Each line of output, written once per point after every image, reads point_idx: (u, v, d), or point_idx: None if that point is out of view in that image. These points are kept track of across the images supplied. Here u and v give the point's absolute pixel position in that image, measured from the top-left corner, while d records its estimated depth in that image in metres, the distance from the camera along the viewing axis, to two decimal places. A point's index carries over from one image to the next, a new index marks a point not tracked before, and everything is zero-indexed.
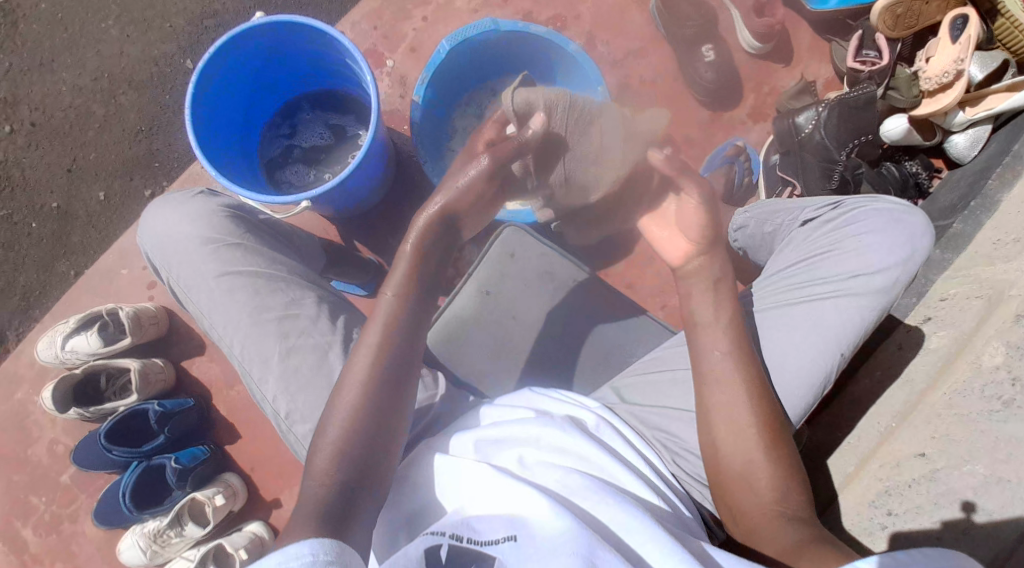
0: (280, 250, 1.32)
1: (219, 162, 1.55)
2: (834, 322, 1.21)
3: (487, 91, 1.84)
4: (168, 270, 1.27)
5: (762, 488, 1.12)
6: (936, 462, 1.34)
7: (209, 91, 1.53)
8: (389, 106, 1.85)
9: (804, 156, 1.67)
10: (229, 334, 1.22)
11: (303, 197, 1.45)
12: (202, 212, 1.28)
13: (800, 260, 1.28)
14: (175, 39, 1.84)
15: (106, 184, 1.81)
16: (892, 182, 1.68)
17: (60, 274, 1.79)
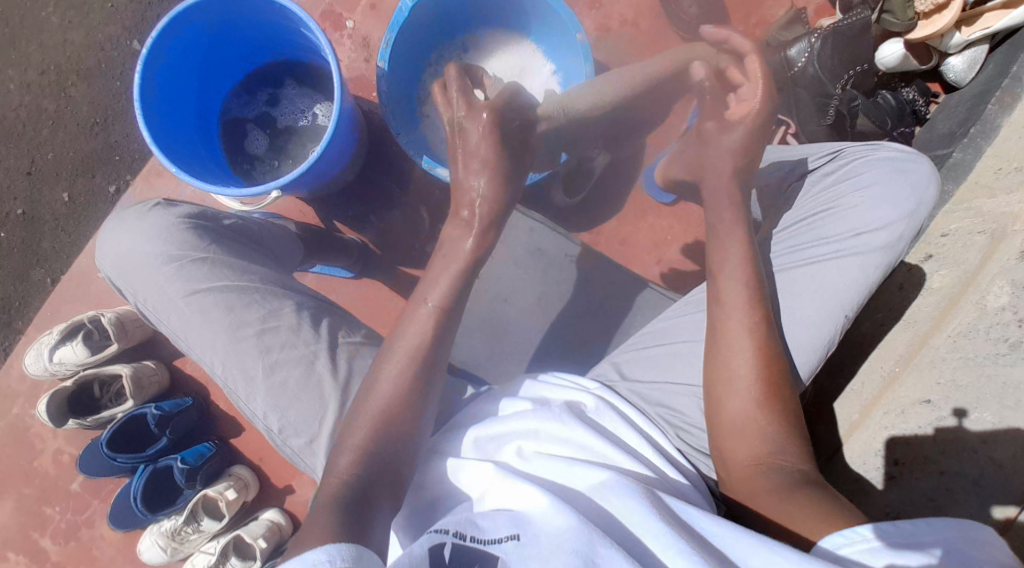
0: (249, 258, 1.27)
1: (178, 154, 1.47)
2: (837, 283, 1.15)
3: (456, 46, 1.72)
4: (134, 295, 1.22)
5: (753, 445, 1.10)
6: (942, 409, 1.33)
7: (157, 75, 1.43)
8: (353, 71, 1.73)
9: (798, 92, 1.65)
10: (207, 355, 1.19)
11: (271, 186, 1.40)
12: (161, 227, 1.22)
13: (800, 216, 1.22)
14: (119, 21, 1.75)
15: (69, 184, 1.74)
16: (889, 111, 1.62)
17: (36, 282, 1.73)
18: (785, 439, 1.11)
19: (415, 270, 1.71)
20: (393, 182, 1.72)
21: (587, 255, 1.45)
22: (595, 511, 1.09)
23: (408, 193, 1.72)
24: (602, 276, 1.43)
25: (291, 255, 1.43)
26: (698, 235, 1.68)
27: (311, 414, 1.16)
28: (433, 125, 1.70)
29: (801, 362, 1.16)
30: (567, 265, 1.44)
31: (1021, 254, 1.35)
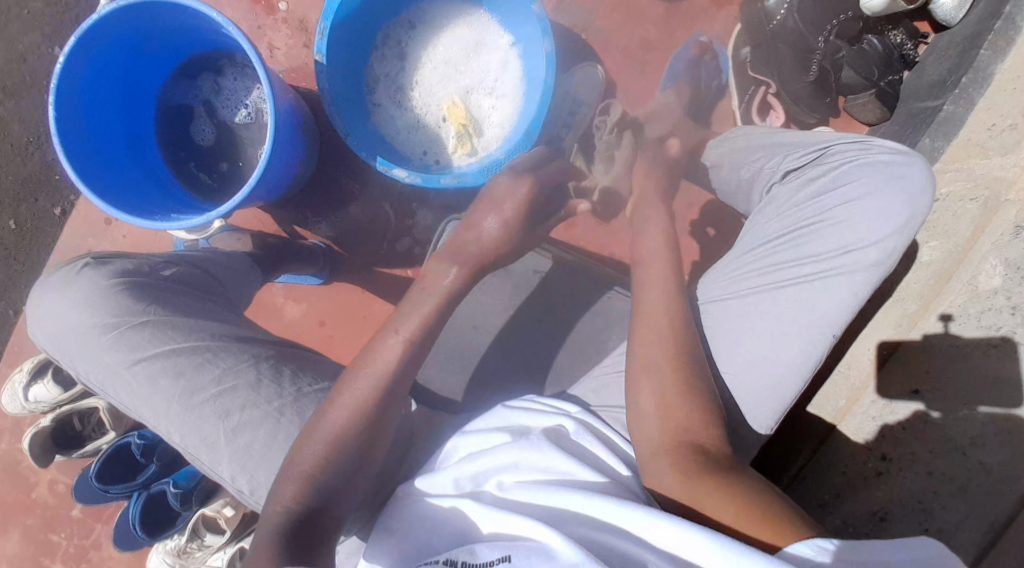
0: (194, 310, 1.21)
1: (102, 183, 1.32)
2: (825, 307, 1.09)
3: (403, 23, 1.56)
4: (77, 369, 1.16)
5: (677, 420, 1.08)
6: (931, 403, 1.29)
7: (79, 95, 1.30)
8: (293, 60, 1.58)
9: (778, 46, 1.53)
10: (163, 422, 1.14)
11: (214, 215, 1.28)
12: (92, 295, 1.15)
13: (783, 230, 1.13)
14: (37, 27, 1.61)
15: (14, 212, 1.65)
16: (873, 58, 1.50)
17: (0, 315, 1.68)
18: (708, 422, 1.08)
19: (384, 270, 1.63)
20: (353, 179, 1.62)
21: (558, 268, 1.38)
22: (585, 528, 1.01)
23: (368, 189, 1.62)
24: (532, 263, 1.38)
25: (246, 282, 1.37)
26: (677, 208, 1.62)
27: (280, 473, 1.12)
28: (386, 115, 1.56)
29: (788, 389, 1.10)
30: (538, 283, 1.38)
31: (1015, 229, 1.27)
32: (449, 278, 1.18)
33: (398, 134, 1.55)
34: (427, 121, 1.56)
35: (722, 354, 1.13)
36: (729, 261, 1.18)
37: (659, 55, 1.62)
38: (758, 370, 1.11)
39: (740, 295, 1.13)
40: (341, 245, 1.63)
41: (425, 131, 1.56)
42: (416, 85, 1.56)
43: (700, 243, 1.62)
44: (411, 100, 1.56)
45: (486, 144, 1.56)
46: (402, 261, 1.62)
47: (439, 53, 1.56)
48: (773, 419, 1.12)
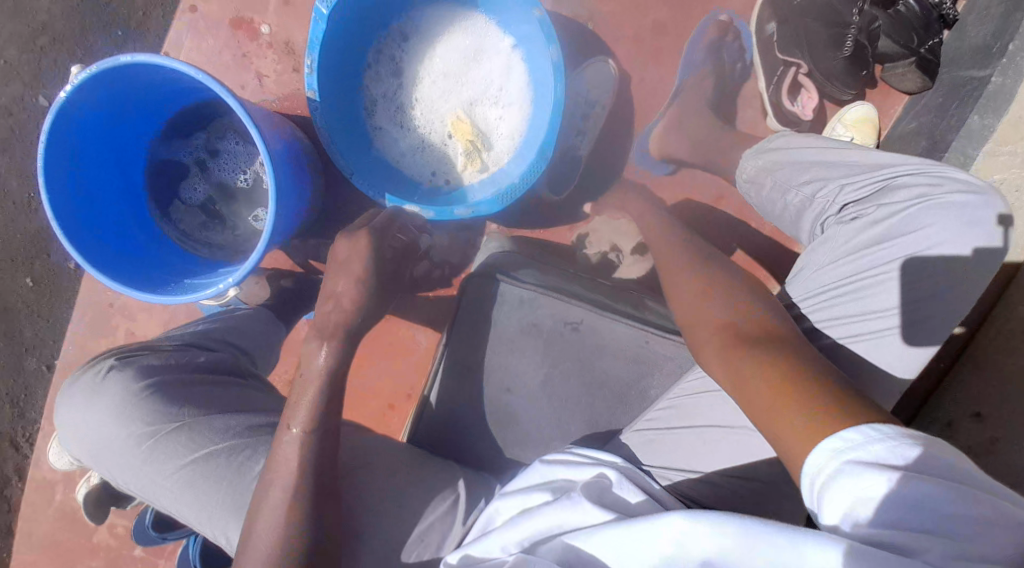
0: (227, 401, 1.11)
1: (103, 258, 1.22)
2: (895, 362, 1.03)
3: (395, 37, 1.46)
4: (117, 477, 1.09)
5: (714, 307, 1.05)
6: (995, 431, 1.26)
7: (71, 162, 1.20)
8: (287, 87, 1.46)
9: (805, 23, 1.42)
10: (210, 526, 1.07)
11: (226, 285, 1.22)
12: (119, 403, 1.06)
13: (846, 278, 1.05)
14: (16, 76, 1.54)
15: (29, 268, 1.63)
16: (912, 20, 1.37)
17: (34, 371, 1.68)
18: (751, 303, 1.04)
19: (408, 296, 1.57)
20: (363, 204, 1.54)
21: (586, 314, 1.14)
22: None
23: None
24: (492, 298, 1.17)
25: (266, 338, 1.28)
26: (708, 202, 1.53)
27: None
28: (389, 138, 1.47)
29: None
30: (568, 337, 1.14)
31: None
32: (323, 357, 1.07)
33: (404, 158, 1.47)
34: (433, 140, 1.47)
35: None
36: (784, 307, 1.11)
37: (672, 38, 1.49)
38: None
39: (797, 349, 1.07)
40: None
41: (433, 151, 1.48)
42: (416, 102, 1.47)
43: (735, 236, 1.53)
44: (413, 119, 1.47)
45: (498, 158, 1.47)
46: (425, 284, 1.57)
47: (437, 65, 1.46)
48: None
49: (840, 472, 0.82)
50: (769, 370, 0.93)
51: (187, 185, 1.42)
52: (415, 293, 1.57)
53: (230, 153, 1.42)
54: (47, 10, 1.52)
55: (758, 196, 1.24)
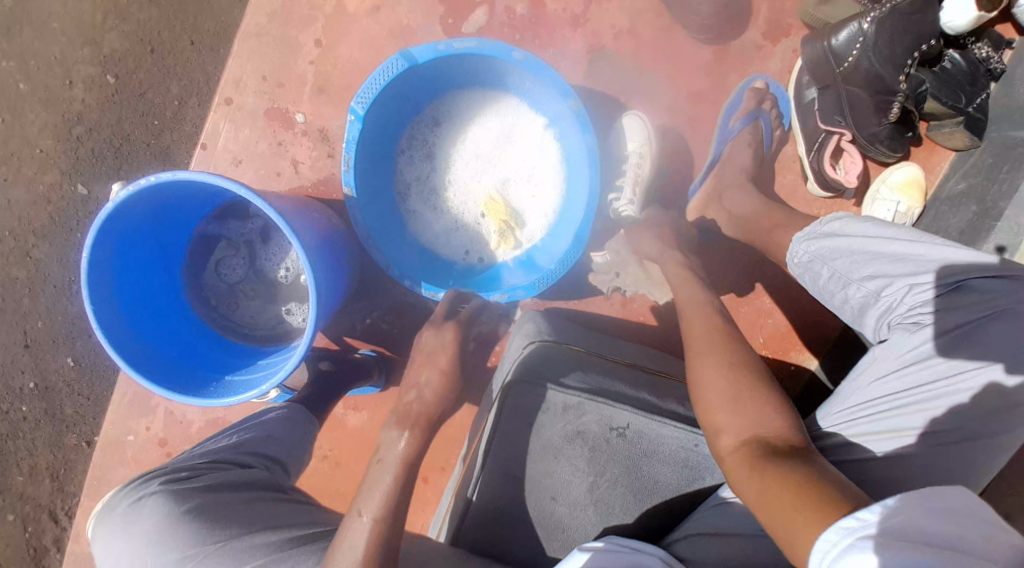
0: (267, 510, 1.08)
1: (139, 358, 1.23)
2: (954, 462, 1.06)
3: (425, 122, 1.46)
4: None
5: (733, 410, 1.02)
6: None
7: (108, 264, 1.22)
8: (319, 173, 1.50)
9: (853, 90, 1.34)
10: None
11: (265, 389, 1.22)
12: (164, 529, 1.02)
13: (912, 383, 1.08)
14: (54, 165, 1.56)
15: (70, 348, 1.64)
16: (958, 78, 1.35)
17: (73, 446, 1.70)
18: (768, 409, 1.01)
19: None
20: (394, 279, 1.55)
21: (634, 419, 1.14)
22: None
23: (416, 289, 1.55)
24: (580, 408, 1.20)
25: (303, 432, 1.26)
26: (744, 269, 1.50)
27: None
28: (422, 220, 1.47)
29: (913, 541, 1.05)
30: (615, 443, 1.14)
31: None
32: (402, 444, 1.07)
33: (437, 239, 1.47)
34: (466, 221, 1.47)
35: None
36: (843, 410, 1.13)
37: (708, 105, 1.47)
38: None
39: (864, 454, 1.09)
40: (394, 348, 1.57)
41: (466, 232, 1.47)
42: (448, 184, 1.47)
43: (774, 301, 1.51)
44: (446, 202, 1.47)
45: (531, 236, 1.46)
46: None
47: (469, 147, 1.46)
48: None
49: (853, 553, 0.82)
50: (787, 484, 0.92)
51: (223, 260, 1.41)
52: None
53: (264, 241, 1.43)
54: (81, 99, 1.54)
55: (802, 277, 1.20)
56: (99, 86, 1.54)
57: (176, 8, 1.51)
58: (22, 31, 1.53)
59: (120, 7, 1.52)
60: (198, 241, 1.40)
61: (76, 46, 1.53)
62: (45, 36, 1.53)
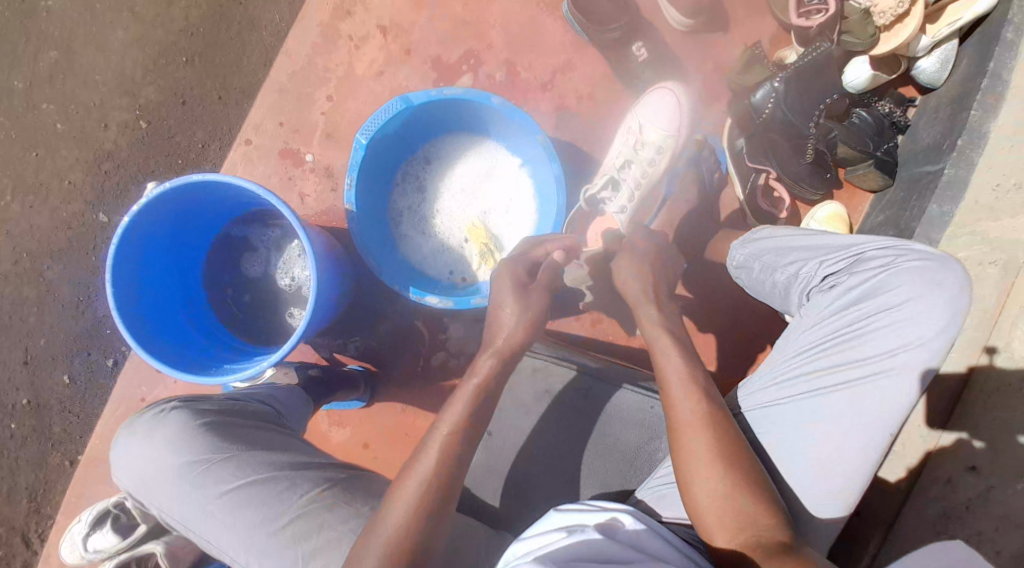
0: (271, 443, 1.24)
1: (159, 350, 1.37)
2: (877, 410, 1.09)
3: (419, 160, 1.63)
4: (163, 509, 1.20)
5: (728, 512, 1.06)
6: (989, 477, 1.27)
7: (138, 254, 1.37)
8: (322, 205, 1.66)
9: (773, 137, 1.56)
10: (243, 554, 1.16)
11: (265, 367, 1.35)
12: (180, 436, 1.20)
13: (828, 336, 1.13)
14: (80, 196, 1.71)
15: (68, 366, 1.71)
16: (866, 130, 1.56)
17: (56, 466, 1.72)
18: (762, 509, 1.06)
19: (421, 387, 1.66)
20: (384, 299, 1.67)
21: (593, 381, 1.35)
22: None
23: (402, 309, 1.67)
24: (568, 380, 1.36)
25: (302, 407, 1.42)
26: (701, 293, 1.66)
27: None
28: (414, 244, 1.62)
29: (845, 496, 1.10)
30: (577, 401, 1.34)
31: None
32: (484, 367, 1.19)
33: (426, 260, 1.62)
34: (451, 244, 1.62)
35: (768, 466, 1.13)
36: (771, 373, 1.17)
37: None
38: (808, 486, 1.09)
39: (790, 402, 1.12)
40: (380, 365, 1.68)
41: (452, 254, 1.62)
42: (436, 213, 1.63)
43: (731, 324, 1.65)
44: (434, 228, 1.62)
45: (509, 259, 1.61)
46: (440, 375, 1.66)
47: (455, 180, 1.63)
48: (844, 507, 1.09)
49: None
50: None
51: (243, 262, 1.57)
52: (428, 384, 1.66)
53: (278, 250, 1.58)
54: (111, 139, 1.71)
55: (739, 277, 1.29)
56: (131, 129, 1.71)
57: (212, 70, 1.71)
58: (65, 81, 1.71)
59: (158, 64, 1.72)
60: (222, 244, 1.56)
61: (115, 96, 1.71)
62: (85, 86, 1.71)
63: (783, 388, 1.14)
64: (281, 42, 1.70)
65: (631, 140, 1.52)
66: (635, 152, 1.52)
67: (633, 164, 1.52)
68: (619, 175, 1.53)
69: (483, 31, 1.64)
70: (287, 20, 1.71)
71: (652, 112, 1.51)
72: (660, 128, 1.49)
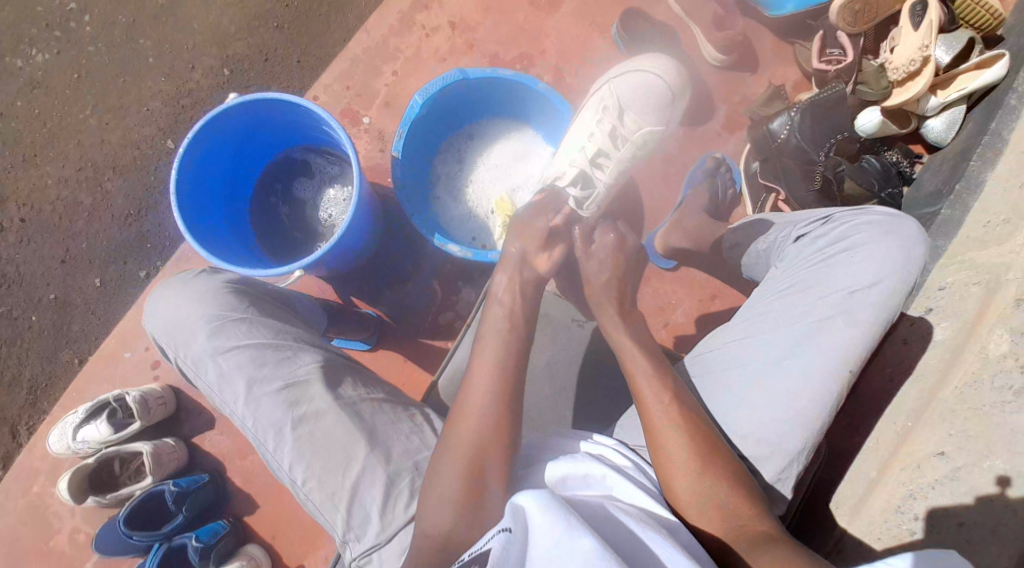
0: (286, 319, 1.24)
1: (211, 238, 1.46)
2: (837, 342, 1.17)
3: (463, 135, 1.78)
4: (170, 352, 1.19)
5: (711, 502, 1.10)
6: (956, 460, 1.31)
7: (207, 149, 1.45)
8: (370, 162, 1.80)
9: (783, 161, 1.70)
10: (236, 408, 1.16)
11: (293, 267, 1.41)
12: (206, 290, 1.20)
13: (794, 277, 1.26)
14: (155, 122, 1.84)
15: (102, 271, 1.80)
16: (874, 173, 1.68)
17: (65, 363, 1.79)
18: (735, 497, 1.11)
19: (427, 341, 1.75)
20: (405, 258, 1.76)
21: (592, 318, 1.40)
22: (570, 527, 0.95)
23: (422, 269, 1.76)
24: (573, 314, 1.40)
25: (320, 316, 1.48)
26: (701, 298, 1.76)
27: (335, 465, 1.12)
28: (445, 208, 1.76)
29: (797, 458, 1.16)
30: (576, 330, 1.38)
31: (1015, 303, 1.36)
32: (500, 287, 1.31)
33: (454, 221, 1.76)
34: (478, 213, 1.77)
35: (732, 417, 1.18)
36: (744, 312, 1.29)
37: (677, 167, 1.80)
38: (766, 419, 1.16)
39: (756, 331, 1.23)
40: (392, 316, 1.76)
41: (477, 221, 1.76)
42: (470, 184, 1.78)
43: None
44: (466, 196, 1.77)
45: None
46: (445, 333, 1.75)
47: (493, 158, 1.78)
48: (799, 451, 1.16)
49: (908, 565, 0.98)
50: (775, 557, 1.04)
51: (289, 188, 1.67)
52: (432, 340, 1.75)
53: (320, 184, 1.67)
54: (196, 79, 1.86)
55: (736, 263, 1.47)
56: (216, 75, 1.86)
57: (297, 37, 1.87)
58: (166, 24, 1.86)
59: (251, 23, 1.87)
60: (276, 167, 1.66)
61: (207, 43, 1.86)
62: (184, 31, 1.86)
63: (751, 319, 1.25)
64: (361, 23, 1.85)
65: (609, 126, 1.56)
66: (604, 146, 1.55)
67: (606, 153, 1.56)
68: (592, 170, 1.55)
69: (539, 38, 1.82)
70: (371, 6, 1.87)
71: (628, 97, 1.58)
72: (636, 116, 1.58)
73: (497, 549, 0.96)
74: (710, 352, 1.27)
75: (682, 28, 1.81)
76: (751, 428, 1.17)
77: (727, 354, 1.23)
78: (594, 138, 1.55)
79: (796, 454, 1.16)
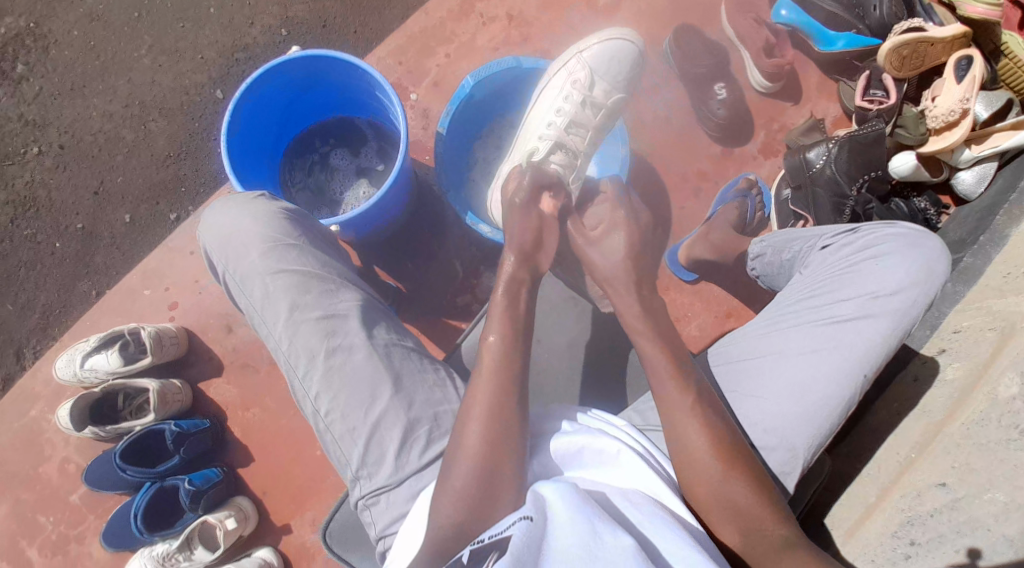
0: (334, 255, 1.27)
1: (250, 187, 1.49)
2: (853, 343, 1.21)
3: (507, 123, 1.81)
4: (220, 264, 1.22)
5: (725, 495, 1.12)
6: (957, 491, 1.36)
7: (262, 92, 1.47)
8: (411, 138, 1.82)
9: (815, 189, 1.70)
10: (274, 330, 1.19)
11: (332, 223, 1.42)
12: (264, 212, 1.23)
13: (817, 281, 1.29)
14: (207, 71, 1.87)
15: (132, 208, 1.82)
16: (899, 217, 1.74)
17: (81, 293, 1.79)
18: (749, 493, 1.12)
19: (442, 320, 1.77)
20: (432, 235, 1.78)
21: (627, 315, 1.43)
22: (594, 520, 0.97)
23: (447, 248, 1.78)
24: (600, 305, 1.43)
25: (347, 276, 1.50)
26: (717, 314, 1.78)
27: (360, 400, 1.16)
28: (478, 191, 1.79)
29: (803, 457, 1.20)
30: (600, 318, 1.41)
31: None
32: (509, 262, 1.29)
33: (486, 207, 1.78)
34: None
35: (744, 406, 1.21)
36: (765, 311, 1.32)
37: (710, 185, 1.84)
38: (777, 411, 1.19)
39: (778, 328, 1.26)
40: (410, 289, 1.77)
41: None
42: None
43: None
44: None
45: None
46: (461, 313, 1.76)
47: None
48: (805, 447, 1.19)
49: None
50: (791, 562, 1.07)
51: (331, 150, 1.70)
52: (448, 320, 1.77)
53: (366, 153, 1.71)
54: (252, 34, 1.88)
55: (753, 268, 1.50)
56: (273, 33, 1.88)
57: (356, 8, 1.89)
58: None
59: None
60: (319, 125, 1.70)
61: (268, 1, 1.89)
62: None
63: (774, 317, 1.28)
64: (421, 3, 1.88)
65: (579, 98, 1.58)
66: (568, 115, 1.58)
67: (577, 123, 1.59)
68: (565, 139, 1.58)
69: None
70: None
71: (598, 66, 1.59)
72: (605, 84, 1.60)
73: (519, 532, 0.95)
74: (725, 346, 1.29)
75: (732, 50, 1.86)
76: (760, 418, 1.20)
77: (748, 348, 1.26)
78: (563, 112, 1.58)
79: (801, 453, 1.20)
